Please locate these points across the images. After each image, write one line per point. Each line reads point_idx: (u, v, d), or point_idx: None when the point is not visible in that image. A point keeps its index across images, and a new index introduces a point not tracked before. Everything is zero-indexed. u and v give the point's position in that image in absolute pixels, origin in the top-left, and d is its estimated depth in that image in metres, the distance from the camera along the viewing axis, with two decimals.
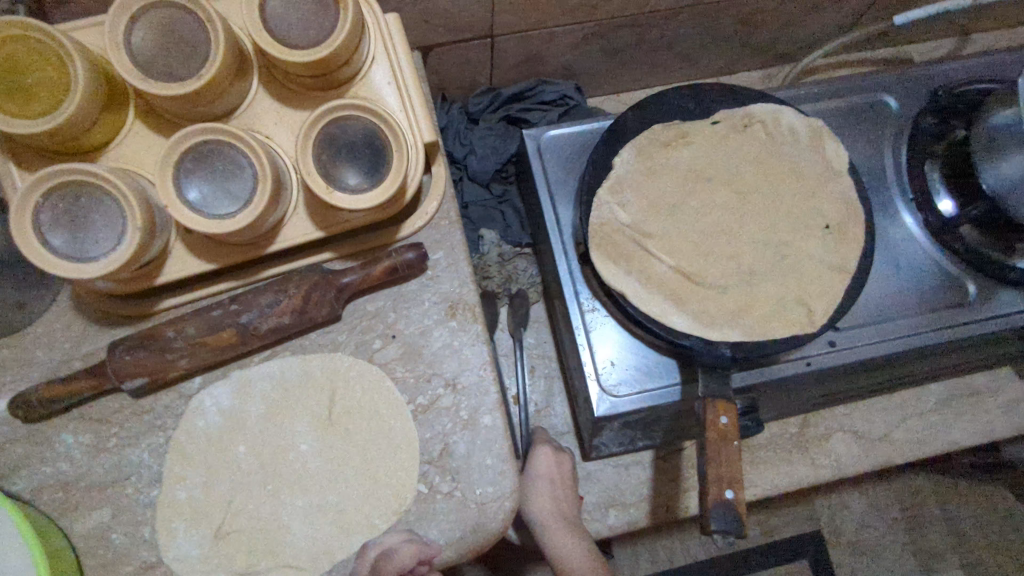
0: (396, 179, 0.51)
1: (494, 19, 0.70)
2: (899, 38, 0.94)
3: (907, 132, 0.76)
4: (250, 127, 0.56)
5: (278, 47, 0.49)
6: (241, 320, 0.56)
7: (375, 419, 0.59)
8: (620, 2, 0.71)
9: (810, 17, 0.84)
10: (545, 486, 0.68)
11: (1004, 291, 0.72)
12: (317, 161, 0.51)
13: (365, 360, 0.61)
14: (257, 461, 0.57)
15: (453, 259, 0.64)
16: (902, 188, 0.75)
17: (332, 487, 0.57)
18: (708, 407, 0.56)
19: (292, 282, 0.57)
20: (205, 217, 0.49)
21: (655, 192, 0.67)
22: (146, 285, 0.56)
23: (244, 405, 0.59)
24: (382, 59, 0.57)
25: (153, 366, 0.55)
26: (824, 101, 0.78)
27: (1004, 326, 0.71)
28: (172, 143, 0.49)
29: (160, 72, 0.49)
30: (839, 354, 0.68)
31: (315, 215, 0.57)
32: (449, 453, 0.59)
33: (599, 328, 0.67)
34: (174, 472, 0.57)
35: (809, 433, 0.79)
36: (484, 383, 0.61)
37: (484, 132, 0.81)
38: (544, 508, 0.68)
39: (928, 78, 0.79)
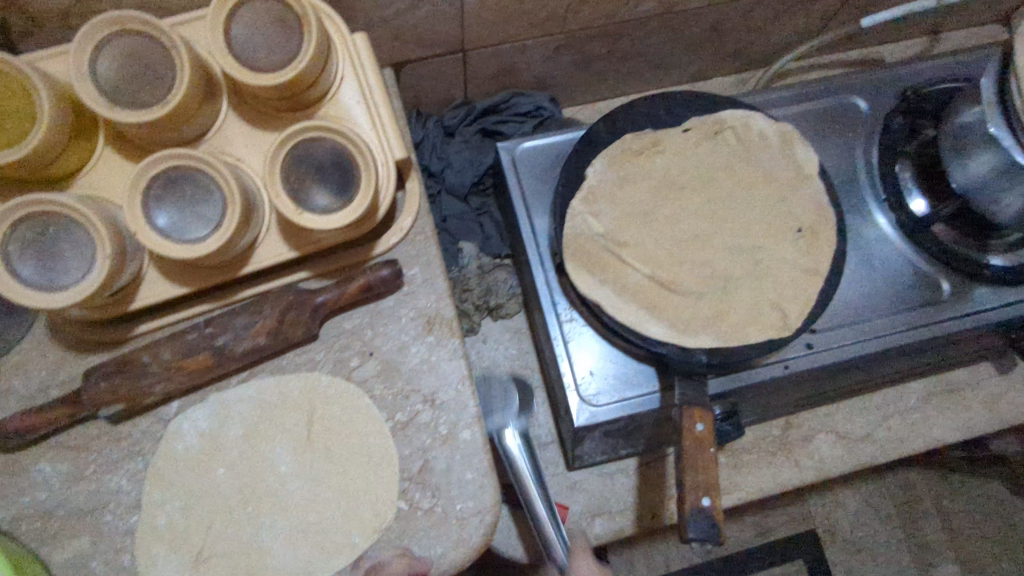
0: (364, 199, 0.51)
1: (464, 34, 0.70)
2: (869, 39, 0.95)
3: (878, 133, 0.77)
4: (220, 149, 0.56)
5: (243, 71, 0.49)
6: (216, 342, 0.56)
7: (354, 437, 0.59)
8: (588, 13, 0.72)
9: (780, 21, 0.85)
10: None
11: (978, 287, 0.73)
12: (284, 183, 0.51)
13: (343, 379, 0.61)
14: (236, 484, 0.57)
15: (429, 274, 0.64)
16: (874, 188, 0.76)
17: (312, 508, 0.57)
18: (684, 414, 0.57)
19: (267, 303, 0.57)
20: (174, 243, 0.49)
21: (629, 201, 0.68)
22: (121, 310, 0.55)
23: (222, 428, 0.59)
24: (350, 79, 0.57)
25: (129, 392, 0.55)
26: (795, 104, 0.79)
27: (980, 321, 0.72)
28: (140, 170, 0.49)
29: (125, 99, 0.49)
30: (817, 356, 0.68)
31: (288, 235, 0.57)
32: (429, 469, 0.59)
33: (577, 337, 0.67)
34: (153, 498, 0.57)
35: (793, 435, 0.80)
36: (462, 398, 0.61)
37: (460, 146, 0.82)
38: None
39: (896, 79, 0.80)
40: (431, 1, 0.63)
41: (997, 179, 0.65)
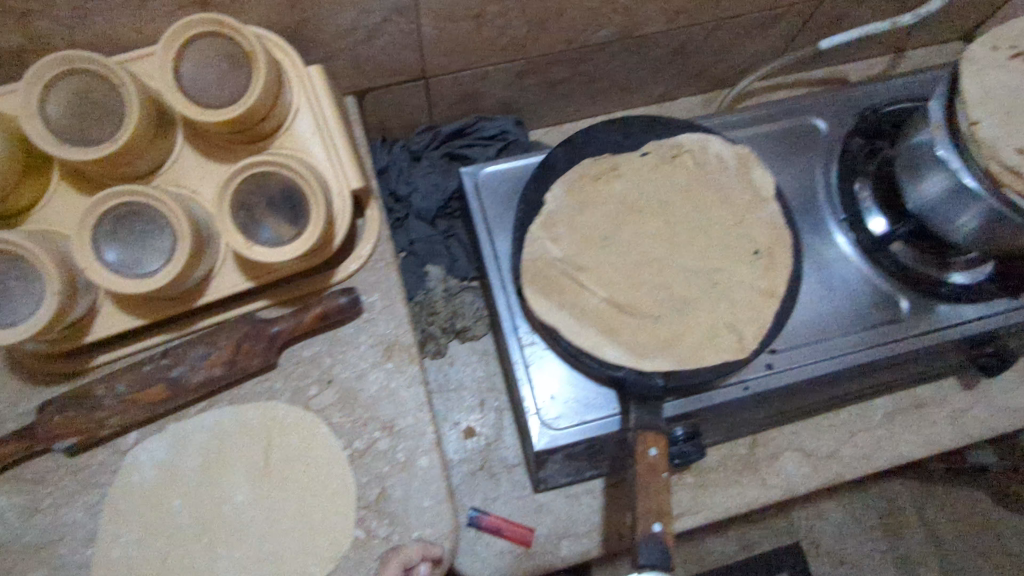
0: (314, 231, 0.52)
1: (425, 63, 0.71)
2: (834, 58, 0.96)
3: (838, 153, 0.78)
4: (175, 182, 0.56)
5: (193, 107, 0.50)
6: (172, 374, 0.56)
7: (312, 466, 0.60)
8: (547, 39, 0.73)
9: (742, 43, 0.86)
10: None
11: (940, 305, 0.74)
12: (234, 217, 0.51)
13: (302, 408, 0.61)
14: (193, 514, 0.57)
15: (388, 301, 0.65)
16: (833, 208, 0.76)
17: (268, 538, 0.57)
18: (638, 439, 0.58)
19: (223, 333, 0.58)
20: (124, 278, 0.50)
21: (588, 225, 0.68)
22: (77, 343, 0.56)
23: (179, 458, 0.59)
24: (305, 110, 0.58)
25: (84, 426, 0.55)
26: (755, 126, 0.80)
27: (940, 339, 0.72)
28: (89, 206, 0.49)
29: (75, 137, 0.49)
30: (777, 377, 0.68)
31: (243, 266, 0.58)
32: (386, 497, 0.59)
33: (538, 361, 0.67)
34: (109, 530, 0.57)
35: (759, 454, 0.81)
36: (421, 424, 0.61)
37: (426, 170, 0.82)
38: None
39: (855, 100, 0.81)
40: (387, 32, 0.64)
41: (949, 200, 0.66)
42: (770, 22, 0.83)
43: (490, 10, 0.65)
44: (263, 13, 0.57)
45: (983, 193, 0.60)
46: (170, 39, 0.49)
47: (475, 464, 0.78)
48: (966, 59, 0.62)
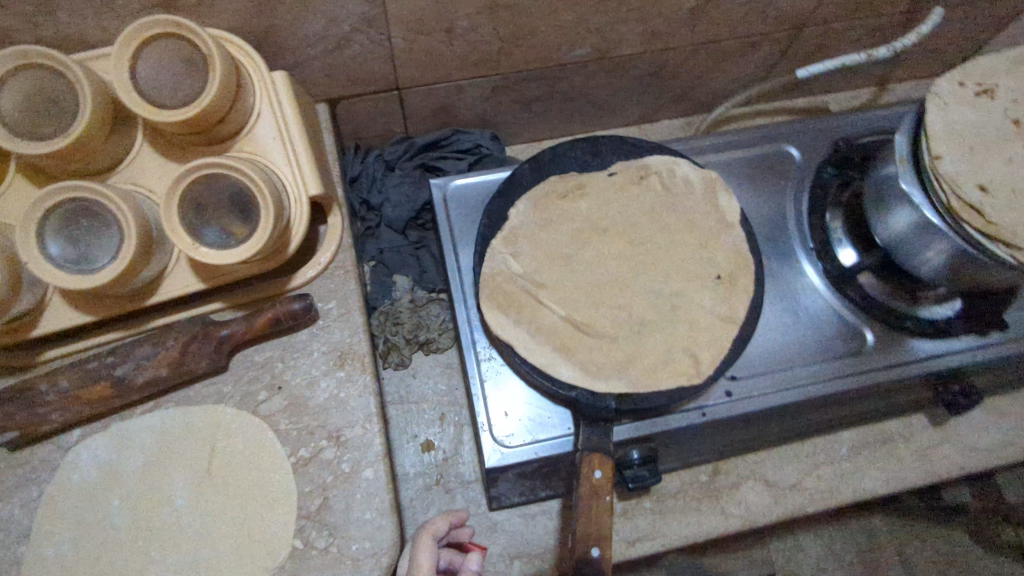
0: (262, 236, 0.52)
1: (397, 74, 0.71)
2: (815, 87, 0.97)
3: (809, 183, 0.78)
4: (132, 180, 0.56)
5: (147, 107, 0.50)
6: (116, 372, 0.56)
7: (255, 472, 0.59)
8: (521, 55, 0.73)
9: (721, 69, 0.86)
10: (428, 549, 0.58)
11: (917, 340, 0.72)
12: (182, 217, 0.51)
13: (249, 413, 0.61)
14: (130, 516, 0.57)
15: (345, 308, 0.64)
16: (802, 237, 0.76)
17: (204, 544, 0.56)
18: (583, 461, 0.58)
19: (171, 334, 0.58)
20: (68, 273, 0.50)
21: (550, 242, 0.68)
22: (23, 337, 0.56)
23: (120, 458, 0.58)
24: (266, 115, 0.58)
25: (25, 421, 0.55)
26: (728, 151, 0.80)
27: (908, 374, 0.70)
28: (37, 200, 0.49)
29: (28, 130, 0.50)
30: (735, 405, 0.66)
31: (196, 267, 0.58)
32: (328, 508, 0.58)
33: (494, 377, 0.66)
34: (43, 528, 0.56)
35: (720, 482, 0.80)
36: (368, 435, 0.61)
37: (398, 180, 0.82)
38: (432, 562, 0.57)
39: (830, 129, 0.81)
40: (357, 42, 0.64)
41: (914, 237, 0.64)
42: (748, 50, 0.83)
43: (461, 25, 0.66)
44: (229, 18, 0.57)
45: (946, 228, 0.59)
46: (128, 39, 0.50)
47: (431, 478, 0.77)
48: (932, 93, 0.62)
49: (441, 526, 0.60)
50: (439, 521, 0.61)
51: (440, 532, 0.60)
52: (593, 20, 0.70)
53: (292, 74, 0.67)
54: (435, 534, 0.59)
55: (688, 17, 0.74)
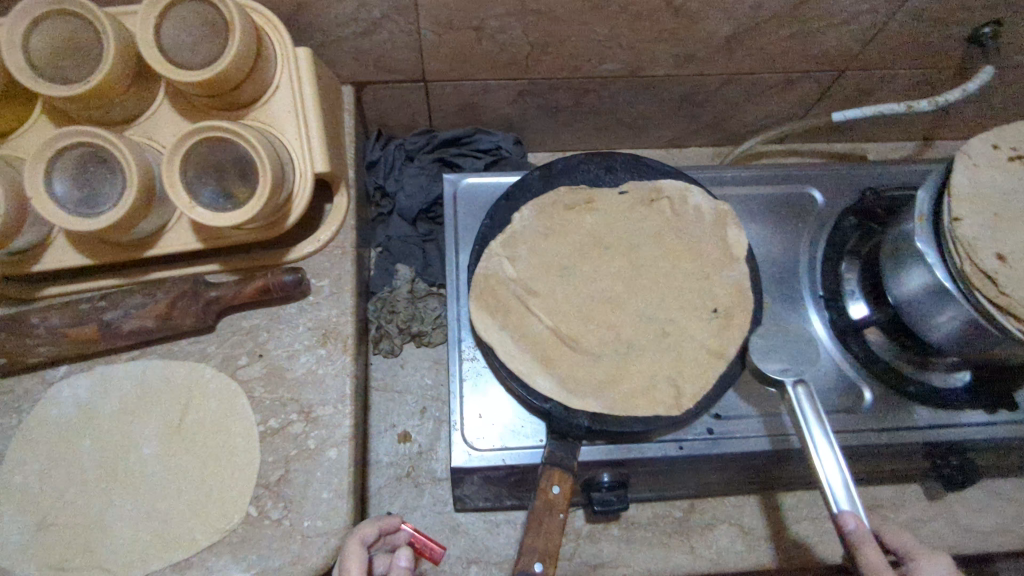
0: (257, 204, 0.53)
1: (425, 66, 0.72)
2: (855, 133, 0.94)
3: (828, 230, 0.75)
4: (148, 135, 0.58)
5: (166, 65, 0.52)
6: (105, 317, 0.58)
7: (223, 434, 0.60)
8: (551, 63, 0.73)
9: (756, 101, 0.85)
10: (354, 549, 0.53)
11: (920, 408, 0.68)
12: (183, 175, 0.53)
13: (227, 376, 0.62)
14: (98, 457, 0.58)
15: (337, 288, 0.65)
16: (813, 283, 0.73)
17: (162, 496, 0.57)
18: (544, 475, 0.58)
19: (162, 288, 0.59)
20: (69, 213, 0.52)
21: (549, 251, 0.68)
22: (24, 270, 0.58)
23: (98, 400, 0.60)
24: (285, 90, 0.59)
25: (12, 350, 0.57)
26: (749, 186, 0.78)
27: (907, 441, 0.66)
28: (48, 141, 0.51)
29: (53, 73, 0.52)
30: (714, 444, 0.63)
31: (196, 227, 0.59)
32: (286, 481, 0.58)
33: (475, 379, 0.66)
34: (15, 456, 0.58)
35: (694, 520, 0.78)
36: (339, 416, 0.61)
37: (415, 171, 0.83)
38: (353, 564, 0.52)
39: (858, 177, 0.79)
40: (387, 30, 0.65)
41: (926, 299, 0.61)
42: (785, 86, 0.81)
43: (491, 25, 0.66)
44: None
45: (957, 292, 0.56)
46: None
47: (402, 469, 0.78)
48: (962, 151, 0.60)
49: (371, 533, 0.56)
50: (370, 526, 0.56)
51: (370, 539, 0.55)
52: (625, 36, 0.70)
53: (321, 53, 0.68)
54: (364, 541, 0.55)
55: (724, 45, 0.72)
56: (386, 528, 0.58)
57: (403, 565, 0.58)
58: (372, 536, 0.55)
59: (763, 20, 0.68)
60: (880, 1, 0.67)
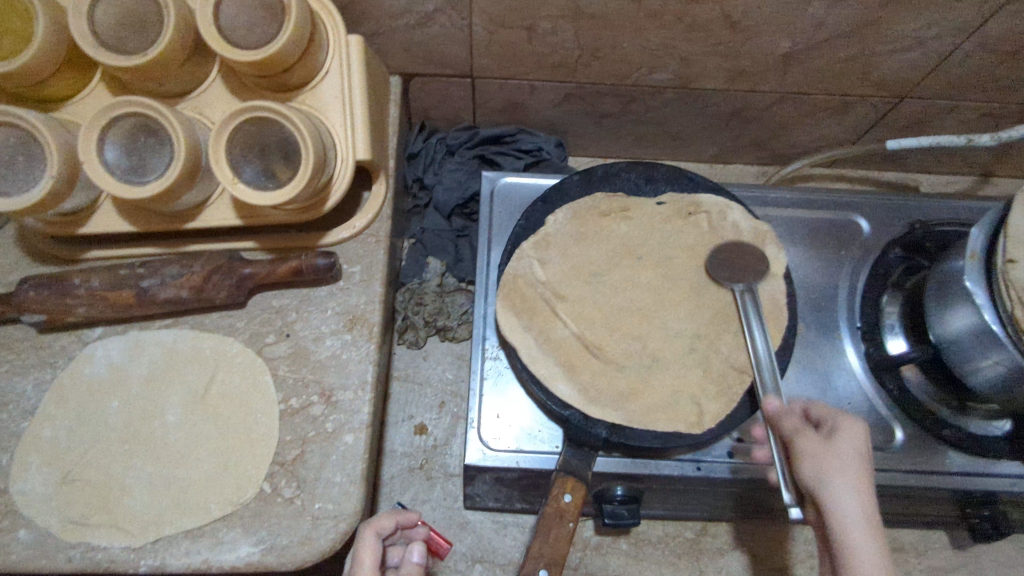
0: (297, 185, 0.54)
1: (474, 62, 0.72)
2: (909, 164, 0.91)
3: (872, 260, 0.73)
4: (199, 111, 0.60)
5: (222, 44, 0.53)
6: (142, 284, 0.59)
7: (244, 408, 0.61)
8: (600, 68, 0.73)
9: (807, 123, 0.83)
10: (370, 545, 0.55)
11: (954, 453, 0.65)
12: (228, 152, 0.55)
13: (254, 352, 0.63)
14: (124, 419, 0.60)
15: (367, 275, 0.65)
16: (851, 313, 0.70)
17: (182, 463, 0.59)
18: (556, 482, 0.57)
19: (199, 260, 0.61)
20: (117, 179, 0.53)
21: (581, 256, 0.67)
22: (71, 231, 0.60)
23: (129, 363, 0.62)
24: (333, 75, 0.60)
25: (53, 307, 0.59)
26: (793, 208, 0.76)
27: (936, 486, 0.64)
28: (105, 108, 0.53)
29: (113, 44, 0.53)
30: (734, 468, 0.61)
31: (238, 204, 0.60)
32: (302, 461, 0.59)
33: (496, 377, 0.65)
34: (46, 410, 0.60)
35: (704, 543, 0.77)
36: (358, 402, 0.61)
37: (454, 166, 0.83)
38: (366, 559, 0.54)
39: (909, 209, 0.76)
40: (439, 23, 0.65)
41: (970, 341, 0.58)
42: (839, 109, 0.79)
43: (543, 26, 0.66)
44: None
45: (1004, 337, 0.54)
46: None
47: (416, 461, 0.78)
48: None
49: (388, 523, 0.57)
50: (387, 518, 0.58)
51: (385, 529, 0.57)
52: (679, 47, 0.69)
53: (372, 42, 0.69)
54: (380, 532, 0.56)
55: (778, 62, 0.71)
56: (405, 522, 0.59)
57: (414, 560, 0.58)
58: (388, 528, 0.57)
59: (822, 40, 0.67)
60: (948, 29, 0.64)
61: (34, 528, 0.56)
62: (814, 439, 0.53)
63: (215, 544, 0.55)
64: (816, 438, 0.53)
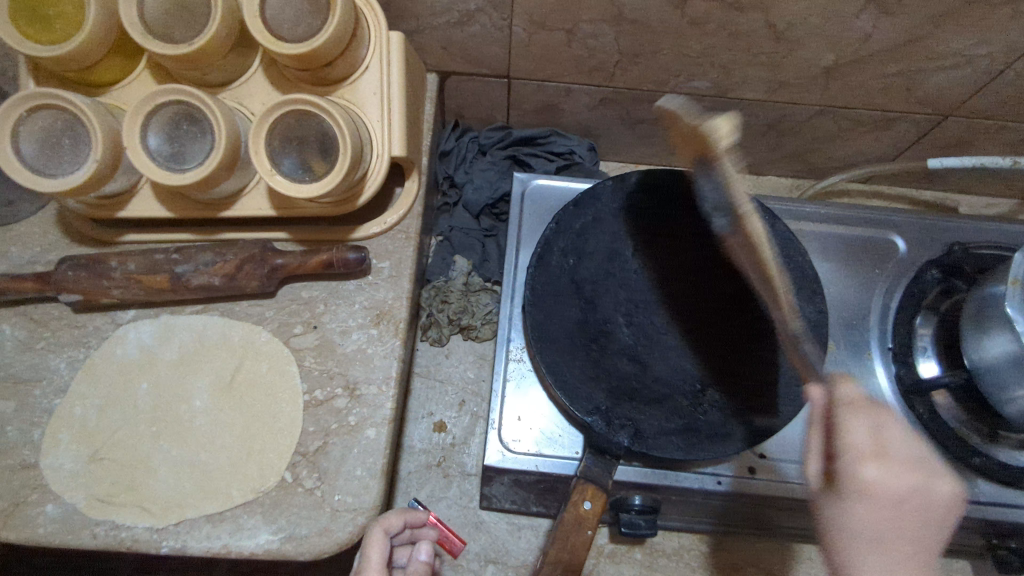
0: (334, 179, 0.54)
1: (511, 62, 0.72)
2: (949, 184, 0.89)
3: (907, 280, 0.71)
4: (240, 101, 0.60)
5: (267, 36, 0.53)
6: (176, 269, 0.60)
7: (269, 397, 0.61)
8: (638, 73, 0.72)
9: (846, 137, 0.81)
10: (377, 540, 0.56)
11: (985, 482, 0.63)
12: (268, 144, 0.55)
13: (281, 342, 0.63)
14: (152, 401, 0.61)
15: (396, 272, 0.66)
16: (882, 334, 0.69)
17: (207, 447, 0.59)
18: (576, 488, 0.57)
19: (232, 249, 0.61)
20: (158, 165, 0.54)
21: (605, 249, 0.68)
22: (110, 214, 0.61)
23: (160, 346, 0.63)
24: (373, 70, 0.60)
25: (90, 288, 0.60)
26: (828, 223, 0.75)
27: (964, 515, 0.62)
28: (149, 95, 0.54)
29: (161, 32, 0.54)
30: (756, 485, 0.61)
31: (273, 194, 0.61)
32: (324, 453, 0.59)
33: (518, 379, 0.65)
34: (78, 388, 0.61)
35: (720, 558, 0.76)
36: (382, 397, 0.61)
37: (486, 166, 0.83)
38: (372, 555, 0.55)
39: (950, 230, 0.74)
40: (480, 22, 0.65)
41: (1009, 368, 0.57)
42: (881, 124, 0.78)
43: (584, 29, 0.65)
44: None
45: None
46: None
47: (434, 458, 0.79)
48: None
49: (396, 522, 0.59)
50: (393, 518, 0.59)
51: (394, 528, 0.58)
52: (720, 55, 0.68)
53: (412, 39, 0.69)
54: (388, 530, 0.57)
55: (822, 75, 0.69)
56: (411, 520, 0.61)
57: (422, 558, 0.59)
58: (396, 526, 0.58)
59: (869, 54, 0.65)
60: (1001, 48, 0.62)
61: (61, 503, 0.57)
62: (816, 470, 0.52)
63: (236, 529, 0.56)
64: (818, 473, 0.51)
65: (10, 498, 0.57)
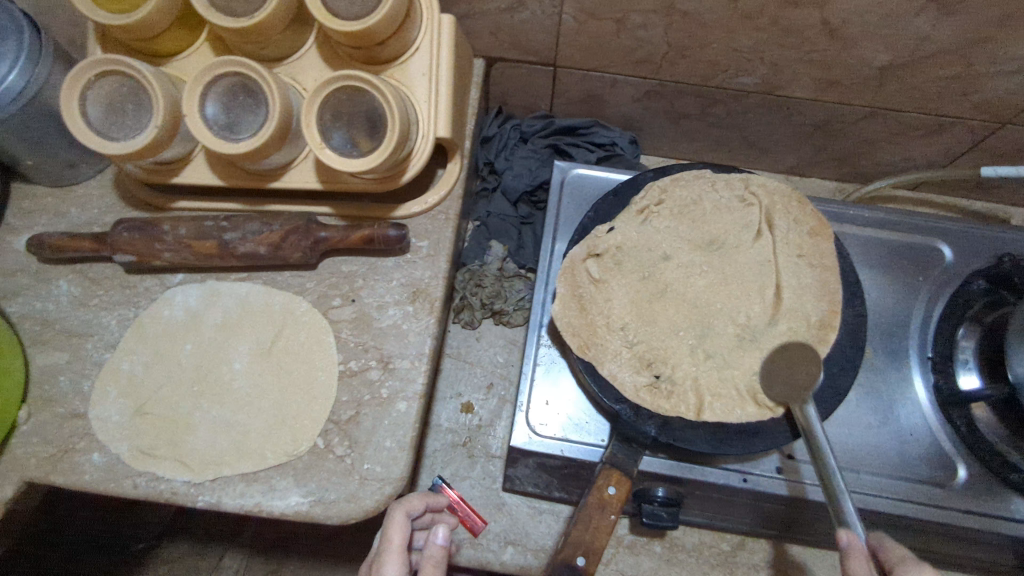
0: (380, 155, 0.55)
1: (559, 50, 0.72)
2: (1000, 194, 0.86)
3: (952, 290, 0.69)
4: (294, 76, 0.62)
5: (325, 14, 0.55)
6: (225, 236, 0.62)
7: (306, 365, 0.63)
8: (686, 67, 0.72)
9: (898, 139, 0.79)
10: (400, 523, 0.56)
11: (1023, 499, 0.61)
12: (319, 117, 0.57)
13: (320, 312, 0.65)
14: (194, 362, 0.64)
15: (434, 251, 0.67)
16: (923, 343, 0.67)
17: (245, 409, 0.62)
18: (601, 474, 0.57)
19: (279, 220, 0.63)
20: (214, 134, 0.56)
21: (648, 241, 0.66)
22: (165, 180, 0.63)
23: (205, 309, 0.65)
24: (423, 52, 0.61)
25: (143, 250, 0.63)
26: (875, 227, 0.72)
27: (1000, 533, 0.60)
28: (209, 66, 0.56)
29: (224, 6, 0.56)
30: (782, 484, 0.60)
31: (319, 168, 0.63)
32: (355, 422, 0.60)
33: (546, 365, 0.66)
34: (127, 344, 0.64)
35: (740, 556, 0.77)
36: (414, 372, 0.62)
37: (526, 154, 0.84)
38: (395, 538, 0.55)
39: (999, 241, 0.72)
40: (531, 9, 0.66)
41: None
42: (934, 129, 0.76)
43: (634, 19, 0.65)
44: None
45: None
46: None
47: (460, 438, 0.81)
48: None
49: (418, 505, 0.59)
50: (416, 500, 0.60)
51: (415, 510, 0.59)
52: (770, 51, 0.67)
53: (462, 24, 0.70)
54: (408, 512, 0.58)
55: (875, 76, 0.68)
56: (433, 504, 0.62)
57: (439, 543, 0.57)
58: (417, 510, 0.59)
59: (924, 56, 0.64)
60: None
61: (106, 453, 0.60)
62: None
63: (268, 489, 0.58)
64: None
65: (59, 444, 0.60)
